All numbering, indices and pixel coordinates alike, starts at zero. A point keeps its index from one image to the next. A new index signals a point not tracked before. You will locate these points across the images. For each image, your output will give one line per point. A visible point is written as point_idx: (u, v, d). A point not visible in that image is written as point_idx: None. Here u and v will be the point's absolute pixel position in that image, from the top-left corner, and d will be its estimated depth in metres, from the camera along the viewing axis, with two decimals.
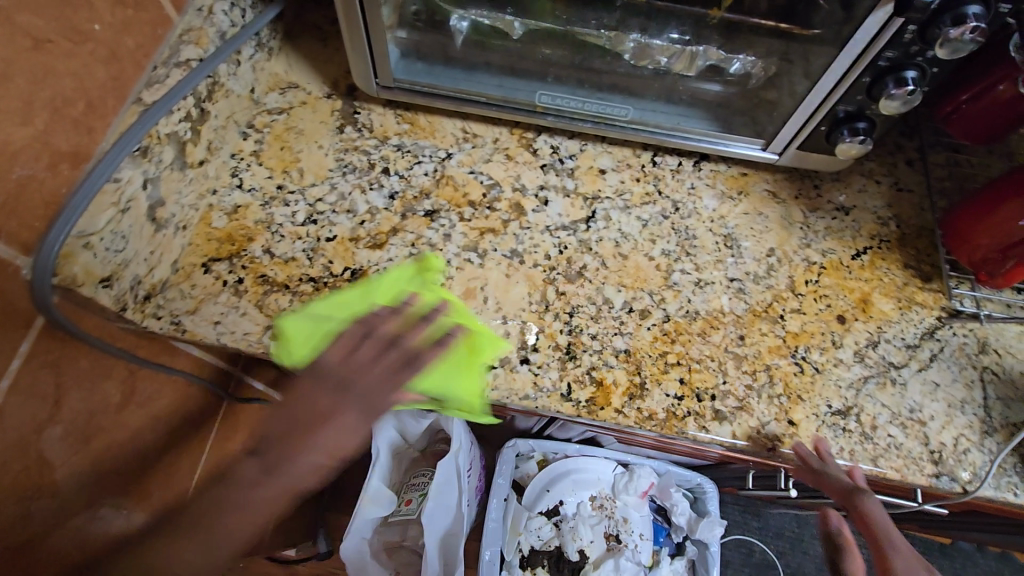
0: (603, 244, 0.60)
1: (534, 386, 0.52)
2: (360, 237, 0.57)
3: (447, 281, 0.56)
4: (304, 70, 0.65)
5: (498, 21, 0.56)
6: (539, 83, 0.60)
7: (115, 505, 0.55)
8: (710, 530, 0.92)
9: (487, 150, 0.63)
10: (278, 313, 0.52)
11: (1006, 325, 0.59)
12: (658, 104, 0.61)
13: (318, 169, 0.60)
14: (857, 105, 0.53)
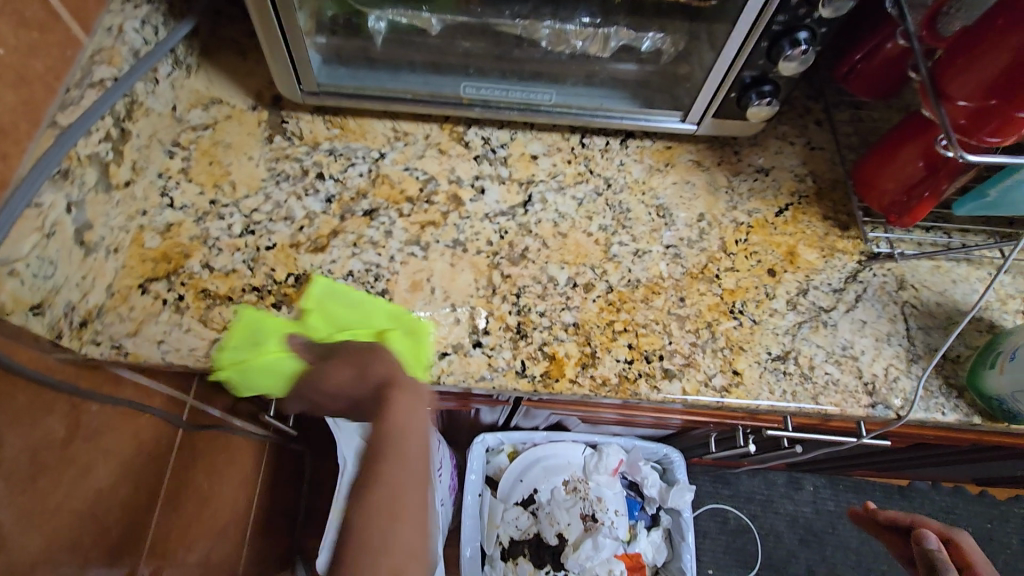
0: (542, 225, 0.61)
1: (489, 367, 0.53)
2: (301, 242, 0.57)
3: (393, 276, 0.56)
4: (226, 84, 0.65)
5: (416, 19, 0.58)
6: (462, 76, 0.61)
7: (67, 548, 0.55)
8: (680, 497, 0.96)
9: (420, 147, 0.64)
10: (223, 325, 0.52)
11: (918, 262, 0.63)
12: (578, 88, 0.63)
13: (250, 179, 0.60)
14: (760, 69, 0.56)
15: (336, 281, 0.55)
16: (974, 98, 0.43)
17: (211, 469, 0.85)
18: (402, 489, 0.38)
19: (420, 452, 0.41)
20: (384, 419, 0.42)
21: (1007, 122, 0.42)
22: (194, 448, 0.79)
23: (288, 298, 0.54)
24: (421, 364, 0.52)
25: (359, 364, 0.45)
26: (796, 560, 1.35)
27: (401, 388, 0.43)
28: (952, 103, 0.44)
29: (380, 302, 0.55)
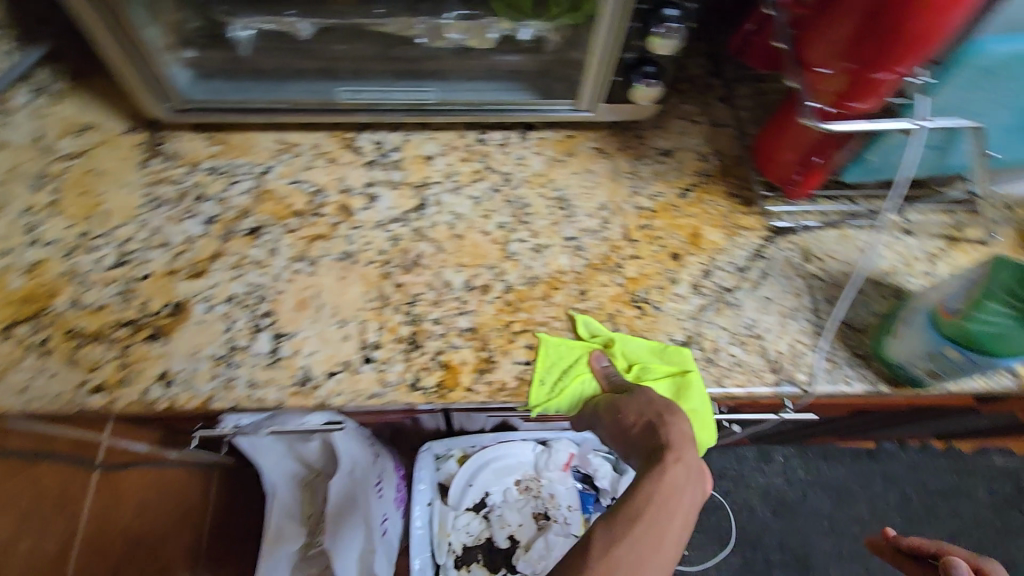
0: (436, 229, 0.59)
1: (380, 383, 0.51)
2: (178, 269, 0.54)
3: (278, 296, 0.54)
4: (97, 108, 0.61)
5: (281, 24, 0.56)
6: (334, 81, 0.59)
7: None
8: (631, 486, 0.94)
9: (308, 157, 0.62)
10: (93, 365, 0.49)
11: (822, 232, 0.63)
12: (461, 82, 0.61)
13: (125, 208, 0.57)
14: (638, 51, 0.55)
15: (216, 307, 0.53)
16: (831, 64, 0.42)
17: (144, 506, 0.82)
18: (606, 551, 0.35)
19: (676, 542, 0.38)
20: (641, 485, 0.38)
21: (868, 87, 0.41)
22: (117, 487, 0.76)
23: (164, 329, 0.51)
24: (308, 386, 0.50)
25: (612, 410, 0.46)
26: (769, 531, 1.36)
27: (680, 458, 0.40)
28: (814, 71, 0.43)
29: (264, 324, 0.52)
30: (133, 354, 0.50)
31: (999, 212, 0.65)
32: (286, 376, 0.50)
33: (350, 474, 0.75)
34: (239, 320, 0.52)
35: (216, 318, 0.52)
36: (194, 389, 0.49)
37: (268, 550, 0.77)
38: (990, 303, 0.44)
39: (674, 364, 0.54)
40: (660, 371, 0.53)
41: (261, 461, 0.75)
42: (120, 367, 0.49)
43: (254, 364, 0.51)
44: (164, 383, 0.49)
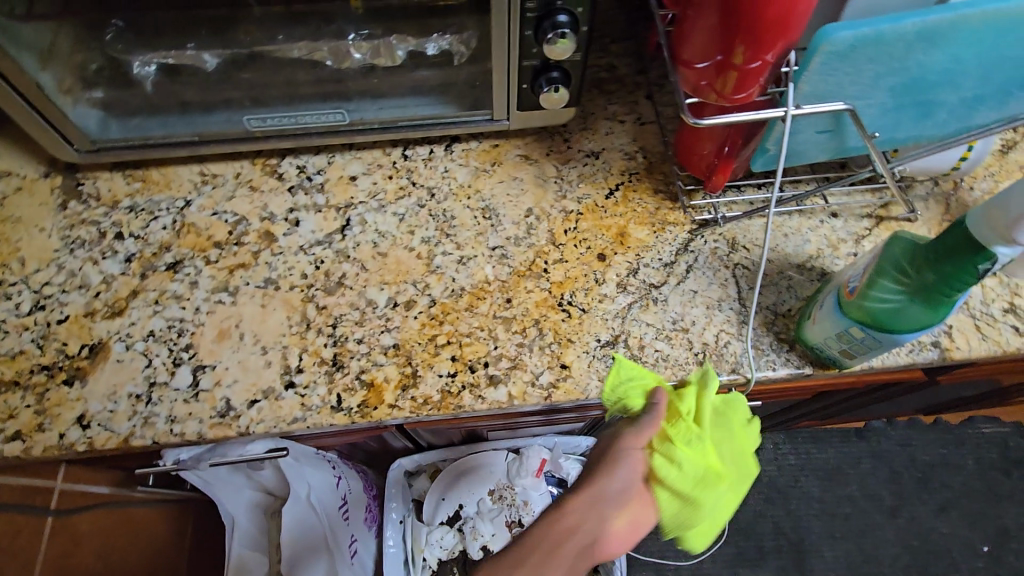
0: (360, 248, 0.60)
1: (303, 407, 0.51)
2: (96, 310, 0.54)
3: (198, 328, 0.54)
4: (17, 156, 0.61)
5: (183, 58, 0.56)
6: (240, 111, 0.59)
7: None
8: None
9: (229, 187, 0.62)
10: (9, 414, 0.49)
11: (749, 222, 0.63)
12: (370, 104, 0.61)
13: (42, 253, 0.56)
14: (539, 58, 0.55)
15: (135, 345, 0.52)
16: (704, 58, 0.42)
17: (110, 549, 0.82)
18: (601, 519, 0.44)
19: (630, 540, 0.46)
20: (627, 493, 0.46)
21: (743, 76, 0.41)
22: (77, 531, 0.76)
23: (82, 371, 0.51)
24: (229, 417, 0.50)
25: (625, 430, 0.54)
26: (762, 519, 1.35)
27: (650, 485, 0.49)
28: (690, 67, 0.43)
29: (184, 358, 0.52)
30: (50, 399, 0.49)
31: (927, 183, 0.64)
32: (207, 409, 0.50)
33: (307, 498, 0.74)
34: (158, 356, 0.52)
35: (135, 355, 0.52)
36: (112, 429, 0.49)
37: None
38: (883, 281, 0.44)
39: (746, 443, 0.53)
40: (734, 439, 0.52)
41: (218, 494, 0.75)
42: (37, 414, 0.49)
43: (174, 399, 0.50)
44: (82, 426, 0.48)
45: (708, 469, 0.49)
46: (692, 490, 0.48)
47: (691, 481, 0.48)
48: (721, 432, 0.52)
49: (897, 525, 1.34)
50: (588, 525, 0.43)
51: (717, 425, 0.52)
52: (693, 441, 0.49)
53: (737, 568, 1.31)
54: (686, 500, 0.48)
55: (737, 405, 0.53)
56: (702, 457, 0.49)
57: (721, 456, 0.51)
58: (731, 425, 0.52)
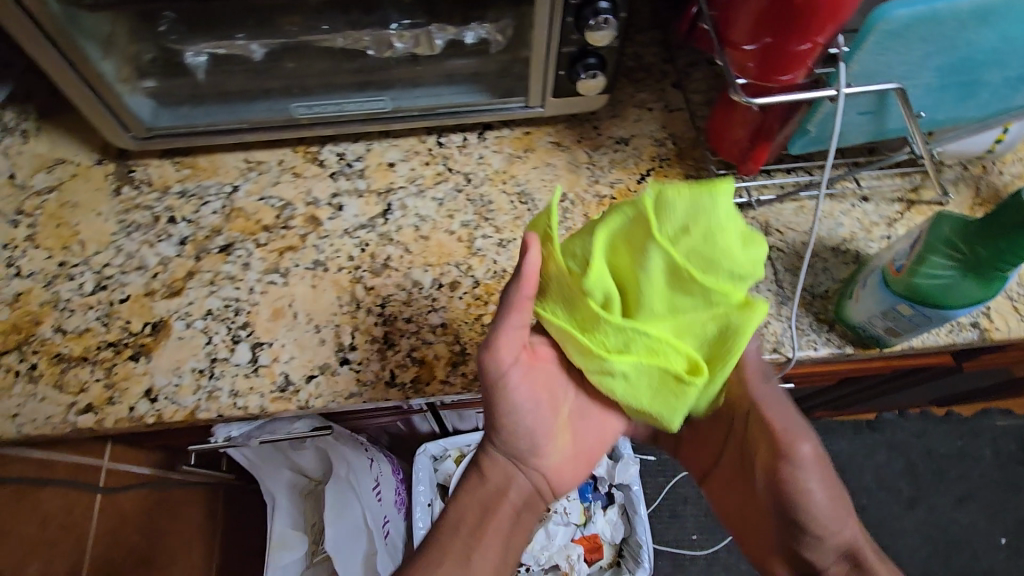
0: (402, 232, 0.60)
1: (358, 382, 0.53)
2: (155, 290, 0.55)
3: (253, 308, 0.55)
4: (67, 142, 0.62)
5: (232, 48, 0.56)
6: (287, 98, 0.60)
7: None
8: (627, 471, 0.95)
9: (274, 173, 0.62)
10: (80, 387, 0.51)
11: (782, 205, 0.64)
12: (411, 90, 0.62)
13: (101, 236, 0.58)
14: (577, 44, 0.56)
15: (195, 323, 0.54)
16: (754, 40, 0.43)
17: (151, 527, 0.84)
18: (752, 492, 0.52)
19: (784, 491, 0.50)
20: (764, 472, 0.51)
21: (791, 59, 0.43)
22: (121, 509, 0.77)
23: (146, 347, 0.53)
24: (288, 391, 0.52)
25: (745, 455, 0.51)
26: None
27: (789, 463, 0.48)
28: (738, 48, 0.45)
29: (243, 336, 0.54)
30: (118, 373, 0.52)
31: (957, 168, 0.66)
32: (267, 383, 0.52)
33: (345, 478, 0.76)
34: (217, 333, 0.54)
35: (196, 333, 0.54)
36: (179, 402, 0.51)
37: (270, 556, 0.78)
38: (934, 258, 0.46)
39: (749, 271, 0.41)
40: (726, 253, 0.40)
41: (258, 469, 0.77)
42: (107, 387, 0.51)
43: (236, 373, 0.53)
44: (150, 399, 0.51)
45: (666, 351, 0.44)
46: (648, 361, 0.44)
47: (642, 378, 0.45)
48: (687, 311, 0.43)
49: (913, 515, 1.35)
50: (502, 412, 0.50)
51: (678, 307, 0.43)
52: (635, 339, 0.44)
53: None
54: (646, 391, 0.46)
55: (692, 212, 0.39)
56: (649, 325, 0.43)
57: (677, 294, 0.42)
58: (688, 263, 0.40)
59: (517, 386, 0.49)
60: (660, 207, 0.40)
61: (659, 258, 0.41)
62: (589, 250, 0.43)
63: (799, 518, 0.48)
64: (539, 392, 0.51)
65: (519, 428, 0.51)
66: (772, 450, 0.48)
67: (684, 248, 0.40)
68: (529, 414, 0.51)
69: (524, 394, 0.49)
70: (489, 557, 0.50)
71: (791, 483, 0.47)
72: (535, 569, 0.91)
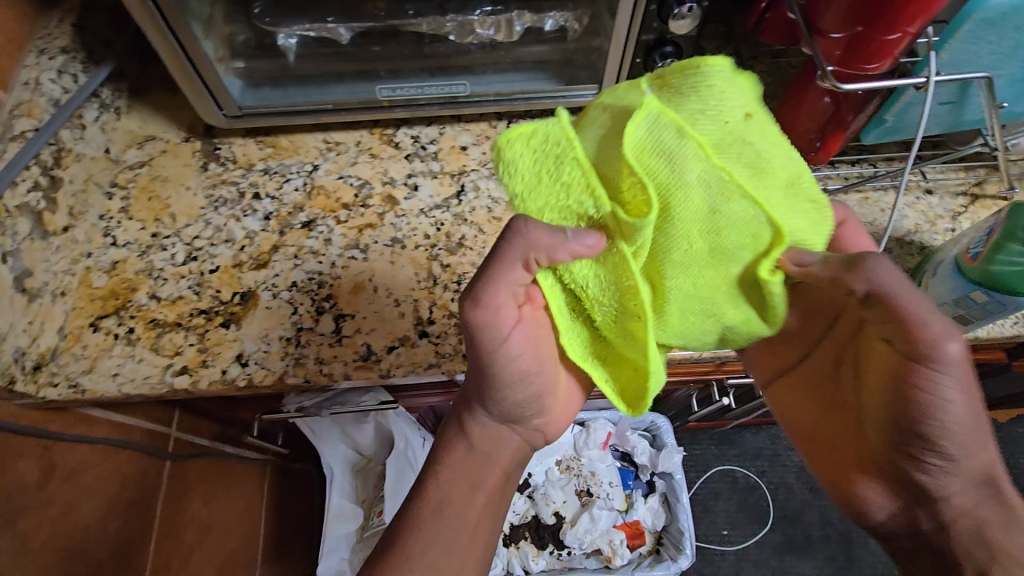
0: (476, 213, 0.62)
1: (437, 354, 0.55)
2: (243, 262, 0.58)
3: (336, 281, 0.58)
4: (159, 122, 0.65)
5: (323, 30, 0.59)
6: (374, 80, 0.62)
7: None
8: (670, 460, 0.96)
9: (352, 154, 0.66)
10: (175, 351, 0.54)
11: (846, 196, 0.65)
12: (490, 76, 0.63)
13: (190, 209, 0.61)
14: (657, 32, 0.57)
15: (281, 294, 0.57)
16: (843, 30, 0.44)
17: (210, 497, 0.86)
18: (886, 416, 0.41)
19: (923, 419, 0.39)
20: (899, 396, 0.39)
21: (880, 47, 0.44)
22: (186, 478, 0.80)
23: (236, 315, 0.56)
24: (371, 360, 0.54)
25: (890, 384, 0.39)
26: (810, 509, 1.32)
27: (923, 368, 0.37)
28: (826, 37, 0.46)
29: (326, 307, 0.57)
30: (211, 339, 0.54)
31: (1021, 164, 0.66)
32: (350, 352, 0.55)
33: (407, 454, 0.80)
34: (302, 304, 0.56)
35: (282, 303, 0.56)
36: (268, 367, 0.53)
37: (327, 529, 0.81)
38: (1012, 246, 0.46)
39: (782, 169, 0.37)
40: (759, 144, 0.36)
41: (321, 443, 0.80)
42: (200, 351, 0.54)
43: (320, 343, 0.55)
44: (241, 363, 0.54)
45: (692, 283, 0.39)
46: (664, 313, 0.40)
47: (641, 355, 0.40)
48: (721, 228, 0.37)
49: None
50: (503, 380, 0.47)
51: (717, 228, 0.37)
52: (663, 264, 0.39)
53: (783, 555, 1.29)
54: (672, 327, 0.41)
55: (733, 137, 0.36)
56: (683, 257, 0.38)
57: (705, 232, 0.37)
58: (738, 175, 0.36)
59: (512, 348, 0.45)
60: (721, 107, 0.35)
61: (699, 170, 0.36)
62: (607, 158, 0.37)
63: (932, 442, 0.39)
64: (535, 354, 0.47)
65: (511, 392, 0.48)
66: (909, 355, 0.37)
67: (731, 144, 0.36)
68: (524, 377, 0.47)
69: (520, 357, 0.46)
70: (481, 530, 0.48)
71: (939, 398, 0.37)
72: (577, 553, 0.95)
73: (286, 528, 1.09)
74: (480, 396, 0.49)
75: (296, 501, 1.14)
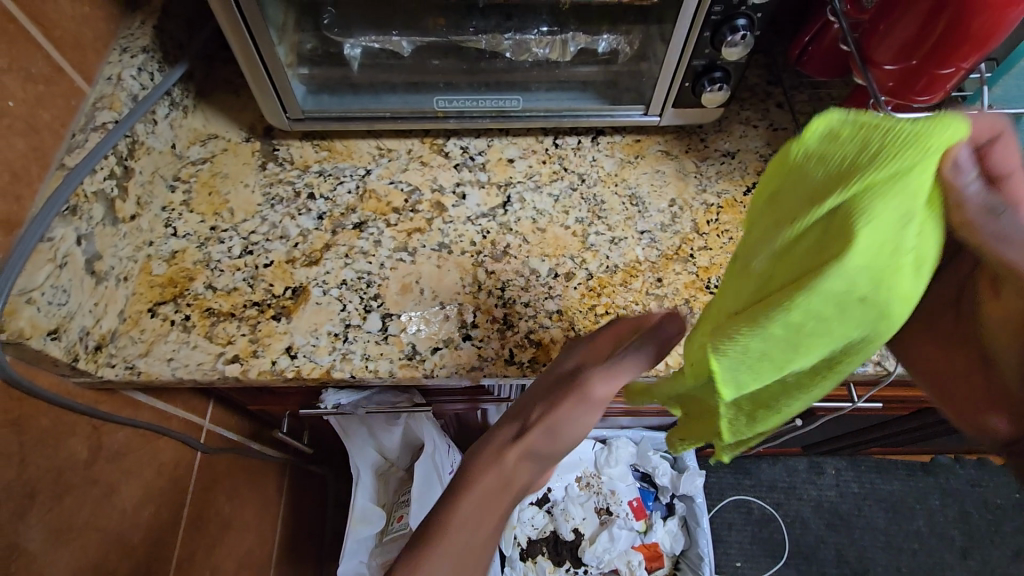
0: (521, 223, 0.64)
1: (479, 357, 0.56)
2: (296, 258, 0.60)
3: (384, 282, 0.60)
4: (222, 122, 0.68)
5: (387, 43, 0.61)
6: (434, 91, 0.64)
7: (87, 560, 0.59)
8: (692, 483, 0.97)
9: (403, 161, 0.68)
10: (227, 340, 0.56)
11: None
12: (546, 93, 0.66)
13: (247, 206, 0.63)
14: (708, 58, 0.60)
15: (331, 291, 0.59)
16: (897, 62, 0.46)
17: (234, 492, 0.87)
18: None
19: None
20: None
21: (932, 79, 0.46)
22: (214, 470, 0.81)
23: (287, 309, 0.58)
24: (415, 359, 0.56)
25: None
26: (825, 545, 1.30)
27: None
28: (879, 68, 0.48)
29: (374, 306, 0.58)
30: (262, 330, 0.56)
31: None
32: (395, 351, 0.56)
33: (432, 457, 0.81)
34: (351, 302, 0.58)
35: (332, 300, 0.58)
36: (316, 360, 0.55)
37: (350, 531, 0.83)
38: None
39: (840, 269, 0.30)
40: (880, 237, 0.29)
41: (350, 441, 0.81)
42: (251, 342, 0.56)
43: (367, 340, 0.57)
44: (290, 355, 0.55)
45: (827, 334, 0.32)
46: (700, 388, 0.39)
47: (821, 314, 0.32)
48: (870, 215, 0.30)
49: (969, 566, 1.29)
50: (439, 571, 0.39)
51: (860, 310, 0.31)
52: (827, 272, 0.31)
53: None
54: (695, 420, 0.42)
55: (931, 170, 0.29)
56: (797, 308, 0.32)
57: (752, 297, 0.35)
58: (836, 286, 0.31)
59: (523, 481, 0.42)
60: (887, 210, 0.29)
61: (786, 236, 0.33)
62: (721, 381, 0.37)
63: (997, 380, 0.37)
64: (520, 474, 0.42)
65: (475, 546, 0.40)
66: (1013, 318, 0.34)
67: (868, 202, 0.29)
68: (486, 539, 0.41)
69: (528, 463, 0.42)
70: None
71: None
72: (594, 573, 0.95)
73: (299, 531, 1.10)
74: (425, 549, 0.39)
75: (310, 502, 1.14)
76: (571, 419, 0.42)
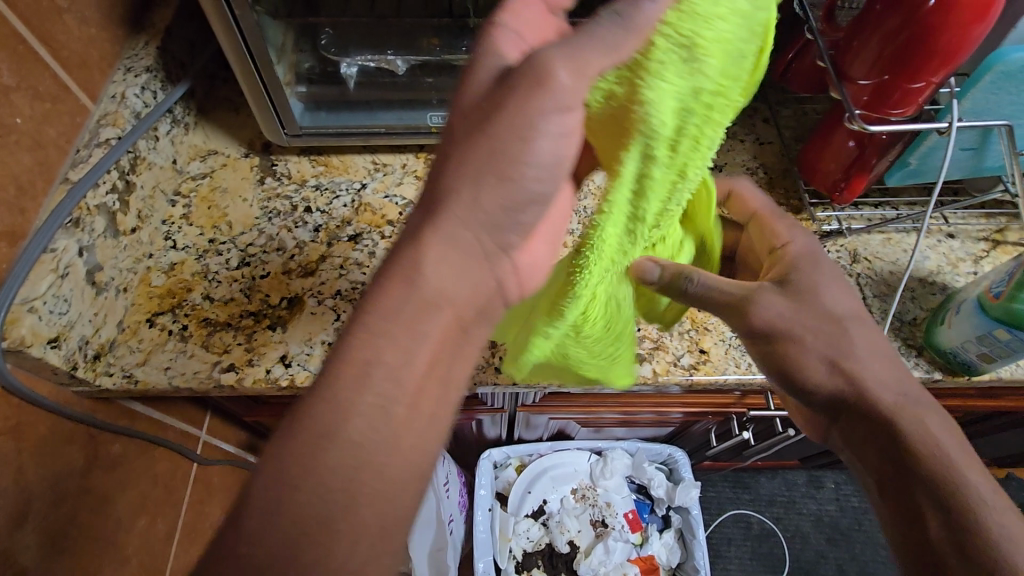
0: None
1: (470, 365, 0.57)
2: (292, 269, 0.62)
3: None
4: (222, 138, 0.70)
5: (383, 62, 0.63)
6: (426, 107, 0.66)
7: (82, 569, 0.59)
8: (687, 494, 0.95)
9: (398, 175, 0.70)
10: (223, 349, 0.57)
11: (868, 236, 0.67)
12: None
13: (245, 219, 0.65)
14: None
15: (326, 301, 0.60)
16: (870, 77, 0.48)
17: (230, 505, 0.87)
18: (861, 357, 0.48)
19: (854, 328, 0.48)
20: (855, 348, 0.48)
21: (906, 93, 0.48)
22: (209, 482, 0.81)
23: (283, 319, 0.59)
24: None
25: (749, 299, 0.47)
26: (825, 560, 1.29)
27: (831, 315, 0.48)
28: (854, 83, 0.50)
29: None
30: (257, 340, 0.58)
31: None
32: None
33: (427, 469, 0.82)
34: (345, 312, 0.60)
35: (326, 310, 0.59)
36: (310, 369, 0.56)
37: None
38: None
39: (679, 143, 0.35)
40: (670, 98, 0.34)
41: None
42: (247, 351, 0.57)
43: None
44: (285, 364, 0.56)
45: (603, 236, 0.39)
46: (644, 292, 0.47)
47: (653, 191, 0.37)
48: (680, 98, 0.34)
49: None
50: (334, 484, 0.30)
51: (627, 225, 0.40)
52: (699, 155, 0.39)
53: None
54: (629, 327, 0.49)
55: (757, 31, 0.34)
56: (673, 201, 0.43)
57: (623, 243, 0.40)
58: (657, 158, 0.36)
59: (447, 290, 0.33)
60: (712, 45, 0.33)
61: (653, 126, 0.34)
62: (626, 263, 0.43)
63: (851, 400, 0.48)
64: (442, 291, 0.33)
65: (393, 383, 0.32)
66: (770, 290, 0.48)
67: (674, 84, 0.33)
68: (403, 375, 0.32)
69: (447, 248, 0.34)
70: (366, 520, 0.31)
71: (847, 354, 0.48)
72: None
73: None
74: (336, 382, 0.32)
75: None
76: (522, 147, 0.34)
